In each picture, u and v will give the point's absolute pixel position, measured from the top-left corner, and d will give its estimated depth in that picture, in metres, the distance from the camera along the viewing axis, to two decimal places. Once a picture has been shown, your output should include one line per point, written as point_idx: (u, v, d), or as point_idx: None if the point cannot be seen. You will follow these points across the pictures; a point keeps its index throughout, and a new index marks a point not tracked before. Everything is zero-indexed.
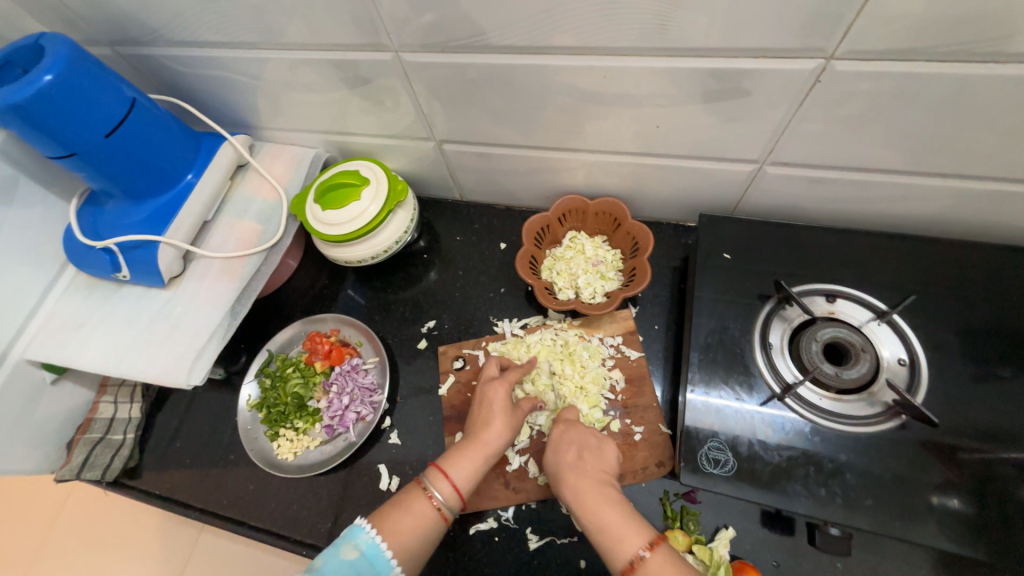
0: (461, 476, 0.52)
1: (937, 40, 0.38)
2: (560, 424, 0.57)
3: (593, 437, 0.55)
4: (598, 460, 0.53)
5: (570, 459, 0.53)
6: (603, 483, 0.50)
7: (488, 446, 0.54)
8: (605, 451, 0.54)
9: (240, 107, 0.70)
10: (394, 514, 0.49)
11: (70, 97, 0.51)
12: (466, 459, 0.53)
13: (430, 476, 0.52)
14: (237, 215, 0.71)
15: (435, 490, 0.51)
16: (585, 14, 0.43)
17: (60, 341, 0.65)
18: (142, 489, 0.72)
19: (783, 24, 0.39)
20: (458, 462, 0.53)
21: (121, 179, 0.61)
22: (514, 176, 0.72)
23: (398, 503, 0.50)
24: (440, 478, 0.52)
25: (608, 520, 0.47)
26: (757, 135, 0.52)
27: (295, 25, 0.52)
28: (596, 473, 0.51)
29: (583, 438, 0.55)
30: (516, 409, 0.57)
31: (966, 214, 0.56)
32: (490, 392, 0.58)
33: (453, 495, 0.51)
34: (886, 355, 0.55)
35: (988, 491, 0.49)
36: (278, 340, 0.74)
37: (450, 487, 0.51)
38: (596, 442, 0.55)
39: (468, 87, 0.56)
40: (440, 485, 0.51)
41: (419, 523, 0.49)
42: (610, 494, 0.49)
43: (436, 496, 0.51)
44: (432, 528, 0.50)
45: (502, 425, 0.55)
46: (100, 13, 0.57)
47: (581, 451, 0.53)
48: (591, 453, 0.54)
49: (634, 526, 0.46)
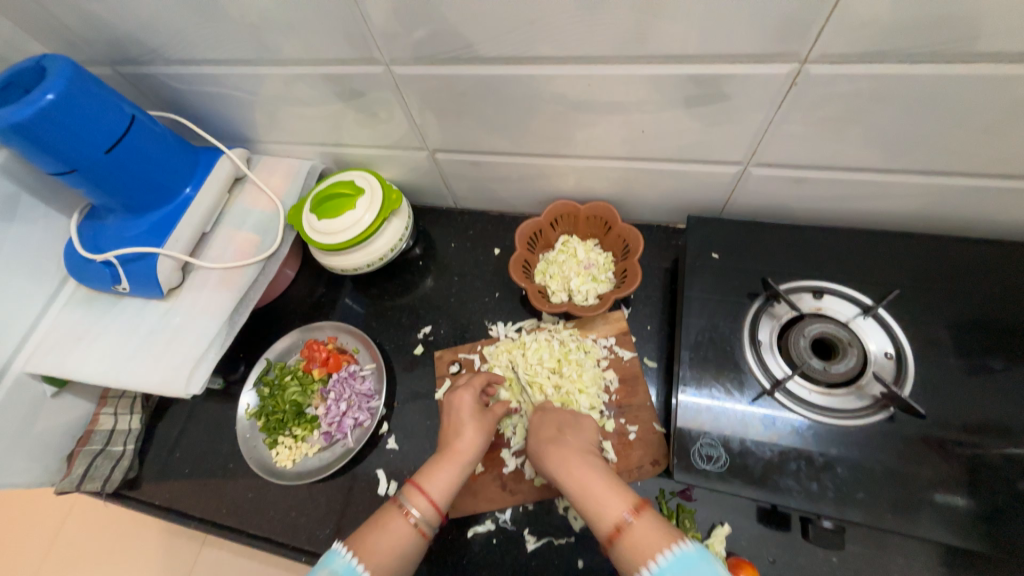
0: (437, 489, 0.53)
1: (904, 44, 0.39)
2: (539, 412, 0.61)
3: (569, 415, 0.60)
4: (578, 433, 0.57)
5: (550, 434, 0.56)
6: (584, 451, 0.53)
7: (463, 453, 0.56)
8: (583, 422, 0.59)
9: (237, 121, 0.72)
10: (371, 534, 0.48)
11: (71, 116, 0.53)
12: (442, 471, 0.54)
13: (406, 492, 0.52)
14: (234, 226, 0.73)
15: (412, 506, 0.51)
16: (569, 27, 0.44)
17: (61, 354, 0.66)
18: (142, 500, 0.72)
19: (759, 32, 0.41)
20: (434, 475, 0.54)
21: (120, 193, 0.62)
22: (506, 184, 0.74)
23: (374, 524, 0.49)
24: (416, 493, 0.52)
25: (592, 483, 0.48)
26: (740, 137, 0.53)
27: (289, 42, 0.54)
28: (577, 444, 0.54)
29: (559, 417, 0.59)
30: (484, 415, 0.60)
31: (947, 210, 0.57)
32: (457, 401, 0.61)
33: (430, 510, 0.51)
34: (874, 348, 0.56)
35: (978, 481, 0.49)
36: (277, 348, 0.75)
37: (427, 501, 0.51)
38: (570, 417, 0.59)
39: (459, 98, 0.57)
40: (417, 500, 0.51)
41: (396, 541, 0.48)
42: (592, 461, 0.51)
43: (413, 512, 0.50)
44: (412, 545, 0.49)
45: (474, 430, 0.58)
46: (101, 35, 0.59)
47: (560, 427, 0.57)
48: (570, 428, 0.57)
49: (616, 492, 0.47)
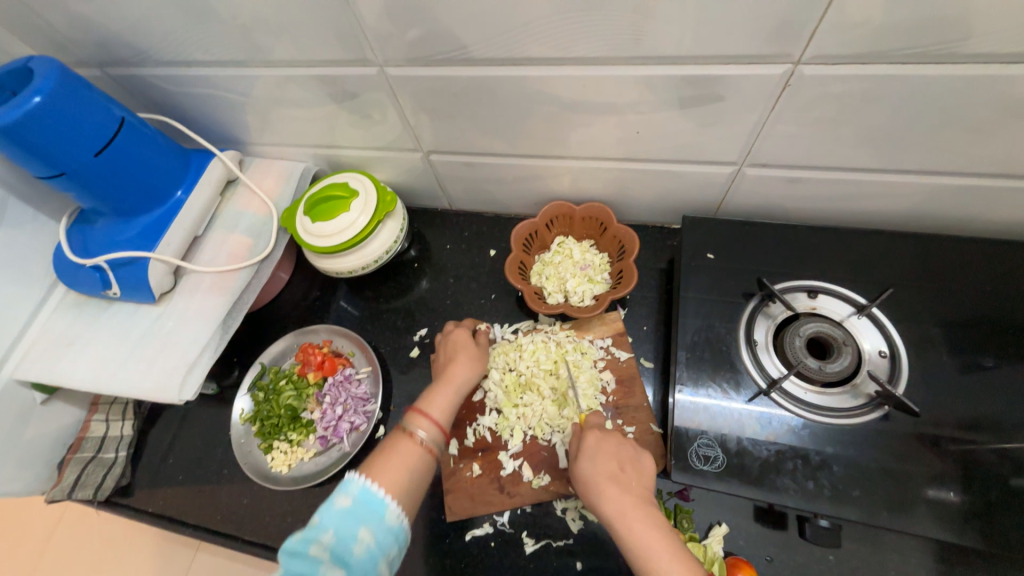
0: (435, 411, 0.55)
1: (895, 45, 0.40)
2: (593, 432, 0.55)
3: (631, 449, 0.54)
4: (638, 473, 0.52)
5: (612, 472, 0.51)
6: (643, 501, 0.49)
7: (456, 379, 0.59)
8: (644, 462, 0.53)
9: (228, 123, 0.71)
10: (380, 459, 0.49)
11: (59, 118, 0.52)
12: (437, 395, 0.57)
13: (407, 419, 0.54)
14: (227, 229, 0.72)
15: (416, 429, 0.53)
16: (563, 27, 0.44)
17: (50, 360, 0.65)
18: (134, 507, 0.71)
19: (752, 33, 0.41)
20: (432, 398, 0.57)
21: (110, 197, 0.61)
22: (501, 185, 0.74)
23: (383, 450, 0.51)
24: (418, 416, 0.54)
25: (652, 546, 0.45)
26: (734, 137, 0.53)
27: (280, 43, 0.54)
28: (637, 490, 0.50)
29: (620, 450, 0.54)
30: (476, 348, 0.64)
31: (938, 209, 0.58)
32: (452, 339, 0.65)
33: (433, 428, 0.54)
34: (867, 347, 0.57)
35: (972, 478, 0.50)
36: (271, 352, 0.74)
37: (430, 421, 0.54)
38: (632, 451, 0.54)
39: (453, 99, 0.57)
40: (420, 422, 0.53)
41: (407, 460, 0.50)
42: (654, 517, 0.47)
43: (417, 433, 0.52)
44: (421, 461, 0.51)
45: (469, 360, 0.61)
46: (89, 36, 0.58)
47: (620, 464, 0.52)
48: (631, 465, 0.52)
49: (681, 559, 0.44)
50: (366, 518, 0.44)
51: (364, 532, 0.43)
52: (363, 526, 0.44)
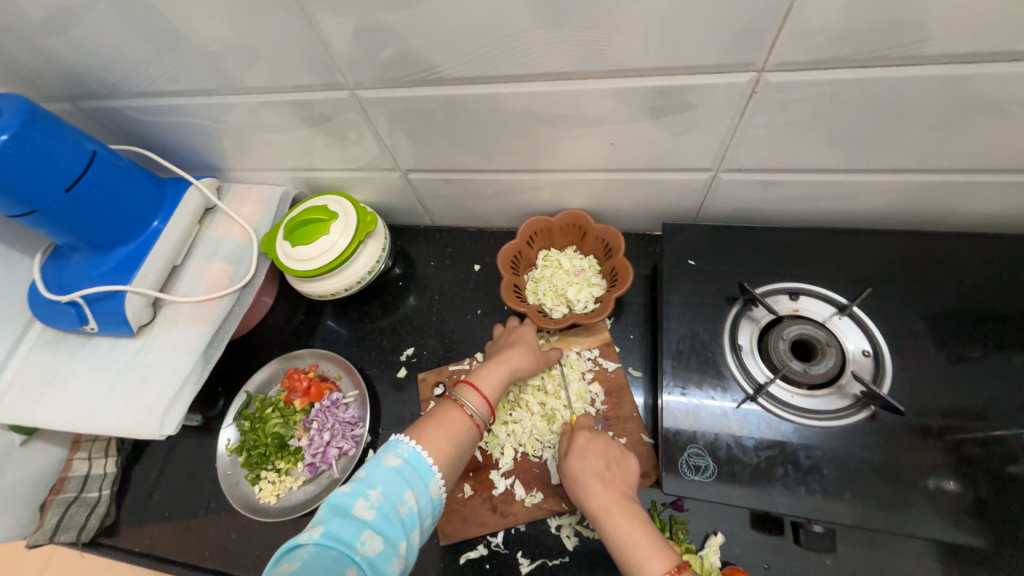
0: (488, 387, 0.55)
1: (857, 48, 0.40)
2: (584, 433, 0.56)
3: (616, 449, 0.55)
4: (622, 472, 0.52)
5: (598, 468, 0.52)
6: (628, 498, 0.49)
7: (511, 360, 0.58)
8: (628, 463, 0.54)
9: (204, 151, 0.71)
10: (429, 425, 0.50)
11: (28, 154, 0.51)
12: (492, 372, 0.57)
13: (458, 390, 0.54)
14: (207, 258, 0.71)
15: (466, 400, 0.53)
16: (529, 44, 0.44)
17: (28, 399, 0.63)
18: (120, 547, 0.69)
19: (716, 42, 0.41)
20: (485, 375, 0.56)
21: (84, 231, 0.60)
22: (482, 200, 0.74)
23: (431, 416, 0.51)
24: (469, 390, 0.54)
25: (633, 536, 0.45)
26: (707, 144, 0.54)
27: (250, 70, 0.53)
28: (620, 487, 0.50)
29: (605, 450, 0.54)
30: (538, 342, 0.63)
31: (913, 206, 0.58)
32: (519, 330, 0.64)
33: (482, 404, 0.54)
34: (852, 348, 0.57)
35: (962, 473, 0.50)
36: (256, 380, 0.73)
37: (480, 396, 0.54)
38: (618, 452, 0.55)
39: (427, 118, 0.57)
40: (469, 395, 0.54)
41: (455, 429, 0.50)
42: (635, 511, 0.48)
43: (467, 404, 0.53)
44: (467, 433, 0.51)
45: (527, 346, 0.60)
46: (57, 70, 0.58)
47: (607, 463, 0.53)
48: (617, 466, 0.53)
49: (659, 548, 0.44)
50: (413, 481, 0.45)
51: (409, 494, 0.45)
52: (410, 488, 0.45)
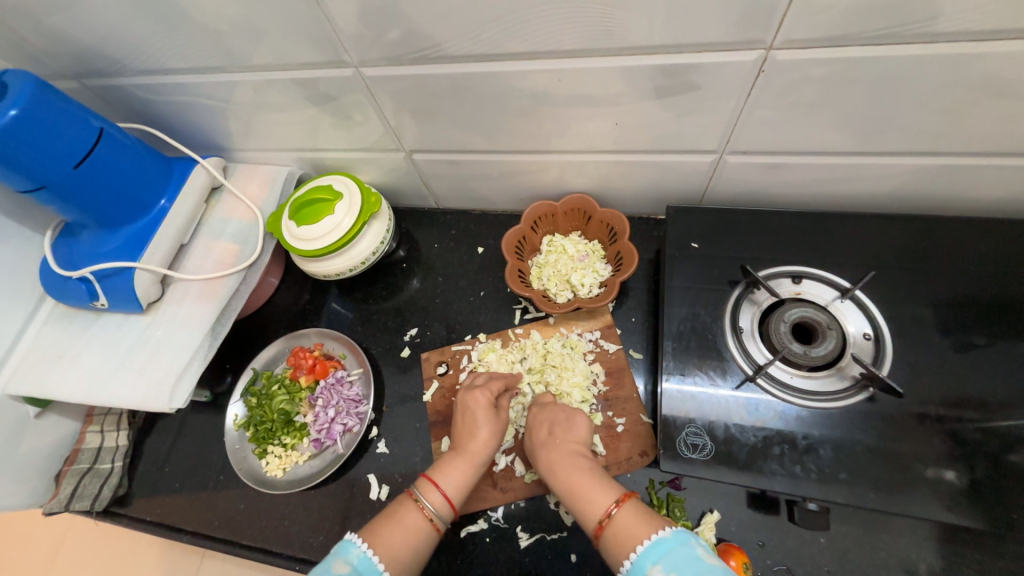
0: (451, 485, 0.54)
1: (866, 26, 0.39)
2: (536, 407, 0.61)
3: (563, 412, 0.59)
4: (568, 433, 0.56)
5: (542, 435, 0.57)
6: (574, 452, 0.54)
7: (476, 455, 0.56)
8: (576, 422, 0.58)
9: (210, 130, 0.71)
10: (386, 527, 0.50)
11: (35, 130, 0.52)
12: (457, 467, 0.55)
13: (420, 487, 0.54)
14: (214, 236, 0.72)
15: (428, 501, 0.52)
16: (536, 21, 0.44)
17: (41, 373, 0.65)
18: (132, 516, 0.71)
19: (724, 18, 0.41)
20: (449, 471, 0.55)
21: (93, 209, 0.61)
22: (486, 182, 0.73)
23: (390, 516, 0.51)
24: (431, 488, 0.53)
25: (578, 484, 0.50)
26: (713, 126, 0.53)
27: (254, 47, 0.53)
28: (567, 445, 0.55)
29: (552, 415, 0.59)
30: (500, 417, 0.59)
31: (921, 189, 0.58)
32: (471, 402, 0.59)
33: (445, 505, 0.53)
34: (853, 330, 0.57)
35: (959, 457, 0.50)
36: (262, 358, 0.74)
37: (441, 496, 0.53)
38: (564, 415, 0.59)
39: (432, 98, 0.57)
40: (431, 494, 0.53)
41: (414, 534, 0.50)
42: (580, 461, 0.53)
43: (427, 506, 0.52)
44: (426, 538, 0.51)
45: (489, 434, 0.57)
46: (63, 47, 0.58)
47: (551, 428, 0.57)
48: (560, 427, 0.57)
49: (601, 488, 0.49)
50: None
51: None
52: None
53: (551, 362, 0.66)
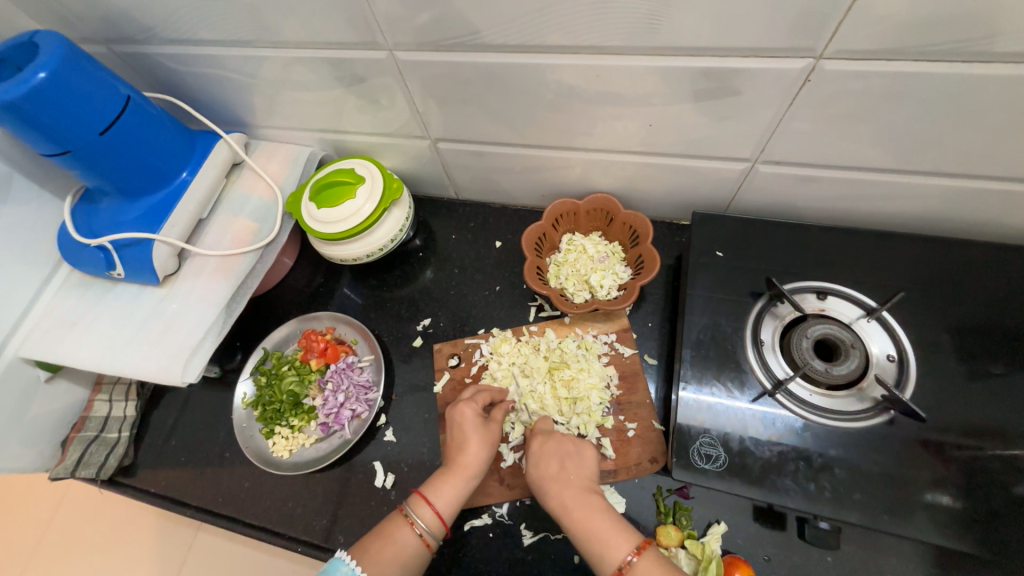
0: (442, 501, 0.53)
1: (922, 40, 0.38)
2: (537, 438, 0.59)
3: (571, 444, 0.58)
4: (578, 467, 0.55)
5: (552, 470, 0.55)
6: (587, 489, 0.53)
7: (468, 467, 0.56)
8: (584, 455, 0.57)
9: (235, 104, 0.70)
10: (375, 543, 0.50)
11: (64, 94, 0.51)
12: (448, 484, 0.55)
13: (412, 503, 0.53)
14: (233, 212, 0.72)
15: (418, 517, 0.52)
16: (579, 15, 0.43)
17: (55, 339, 0.65)
18: (136, 487, 0.72)
19: (774, 24, 0.40)
20: (441, 487, 0.54)
21: (114, 177, 0.61)
22: (509, 175, 0.73)
23: (381, 533, 0.51)
24: (422, 504, 0.53)
25: (595, 529, 0.49)
26: (748, 133, 0.52)
27: (288, 23, 0.52)
28: (579, 481, 0.54)
29: (561, 447, 0.57)
30: (488, 426, 0.59)
31: (954, 212, 0.57)
32: (458, 415, 0.59)
33: (436, 522, 0.52)
34: (876, 350, 0.56)
35: (974, 485, 0.49)
36: (274, 338, 0.74)
37: (433, 513, 0.52)
38: (574, 446, 0.57)
39: (463, 86, 0.56)
40: (422, 511, 0.52)
41: (402, 552, 0.50)
42: (594, 501, 0.52)
43: (418, 523, 0.52)
44: (416, 555, 0.51)
45: (479, 445, 0.57)
46: (94, 11, 0.57)
47: (561, 461, 0.56)
48: (572, 460, 0.56)
49: (620, 532, 0.48)
50: None
51: None
52: None
53: (564, 363, 0.66)
